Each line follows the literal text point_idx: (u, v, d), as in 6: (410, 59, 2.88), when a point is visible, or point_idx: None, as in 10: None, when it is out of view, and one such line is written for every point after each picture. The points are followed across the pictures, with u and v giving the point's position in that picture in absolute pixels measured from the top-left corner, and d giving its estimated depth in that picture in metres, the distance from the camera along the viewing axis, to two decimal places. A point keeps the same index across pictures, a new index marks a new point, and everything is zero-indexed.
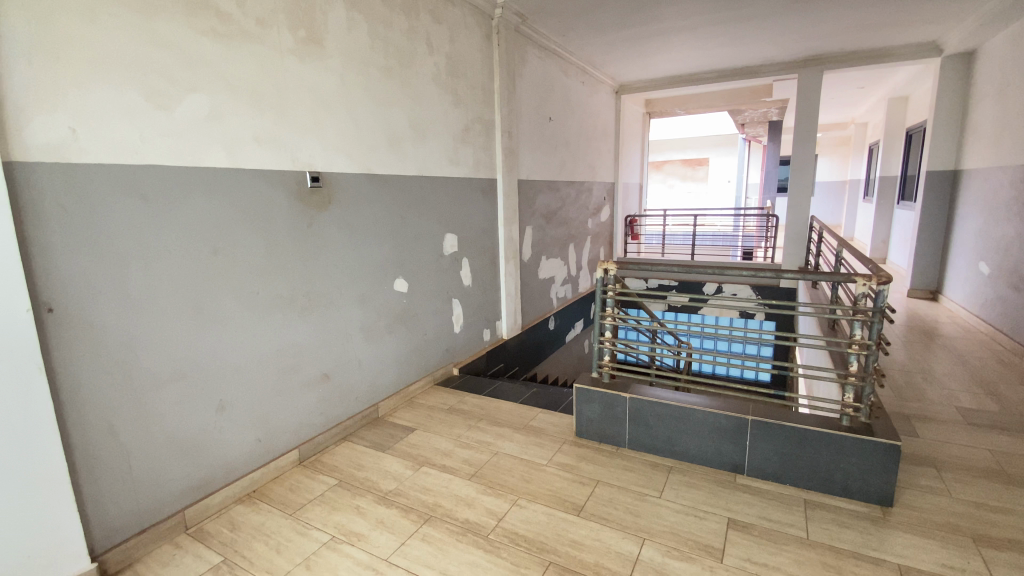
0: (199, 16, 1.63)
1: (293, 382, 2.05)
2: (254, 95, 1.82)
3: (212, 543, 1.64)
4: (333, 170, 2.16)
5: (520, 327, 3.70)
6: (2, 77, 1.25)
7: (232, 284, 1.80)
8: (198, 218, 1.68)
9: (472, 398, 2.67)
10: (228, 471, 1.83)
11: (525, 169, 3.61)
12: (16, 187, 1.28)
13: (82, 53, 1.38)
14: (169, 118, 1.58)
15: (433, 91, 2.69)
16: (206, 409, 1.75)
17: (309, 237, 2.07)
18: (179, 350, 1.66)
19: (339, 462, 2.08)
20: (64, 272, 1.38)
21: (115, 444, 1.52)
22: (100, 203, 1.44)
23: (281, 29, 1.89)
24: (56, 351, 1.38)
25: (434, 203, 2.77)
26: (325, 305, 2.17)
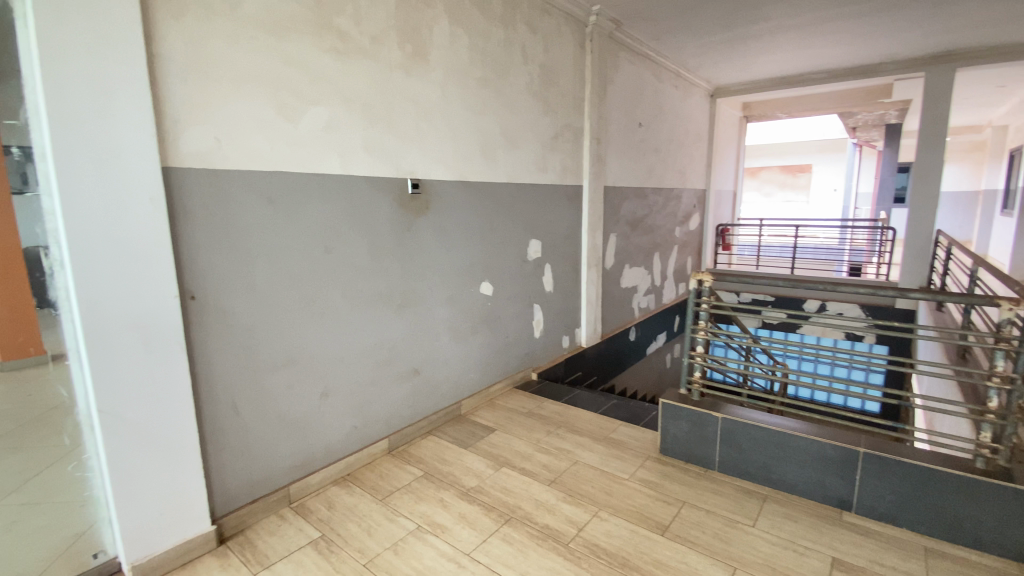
0: (322, 37, 1.79)
1: (386, 376, 2.18)
2: (365, 107, 1.96)
3: (311, 518, 1.77)
4: (431, 176, 2.27)
5: (600, 336, 3.65)
6: (166, 95, 1.45)
7: (339, 280, 1.95)
8: (314, 218, 1.84)
9: (551, 404, 2.67)
10: (327, 453, 1.98)
11: (612, 176, 3.57)
12: (172, 189, 1.49)
13: (227, 73, 1.57)
14: (293, 128, 1.75)
15: (525, 99, 2.74)
16: (312, 394, 1.90)
17: (406, 239, 2.19)
18: (292, 339, 1.82)
19: (425, 455, 2.17)
20: (205, 265, 1.58)
21: (236, 420, 1.69)
22: (235, 204, 1.63)
23: (391, 45, 2.03)
24: (196, 333, 1.57)
25: (521, 209, 2.81)
26: (418, 304, 2.28)
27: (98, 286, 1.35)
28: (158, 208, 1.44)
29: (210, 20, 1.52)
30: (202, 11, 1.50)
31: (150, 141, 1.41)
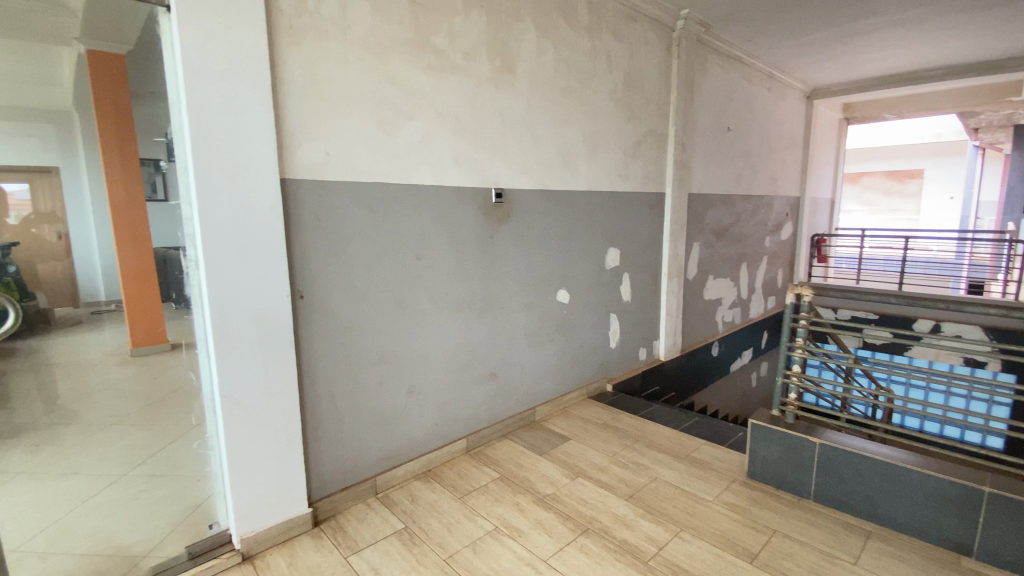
0: (419, 55, 1.90)
1: (466, 378, 2.25)
2: (456, 120, 2.05)
3: (396, 509, 1.87)
4: (514, 186, 2.33)
5: (679, 349, 3.53)
6: (285, 114, 1.61)
7: (426, 284, 2.04)
8: (406, 226, 1.95)
9: (627, 417, 2.63)
10: (410, 449, 2.08)
11: (697, 183, 3.45)
12: (287, 199, 1.64)
13: (337, 93, 1.71)
14: (392, 141, 1.87)
15: (609, 108, 2.73)
16: (399, 391, 2.01)
17: (490, 247, 2.26)
18: (383, 339, 1.94)
19: (501, 458, 2.21)
20: (313, 268, 1.72)
21: (333, 411, 1.83)
22: (339, 212, 1.76)
23: (481, 60, 2.11)
24: (302, 330, 1.72)
25: (601, 217, 2.80)
26: (499, 310, 2.34)
27: (225, 285, 1.51)
28: (276, 215, 1.59)
29: (324, 44, 1.66)
30: (317, 37, 1.65)
31: (271, 156, 1.57)
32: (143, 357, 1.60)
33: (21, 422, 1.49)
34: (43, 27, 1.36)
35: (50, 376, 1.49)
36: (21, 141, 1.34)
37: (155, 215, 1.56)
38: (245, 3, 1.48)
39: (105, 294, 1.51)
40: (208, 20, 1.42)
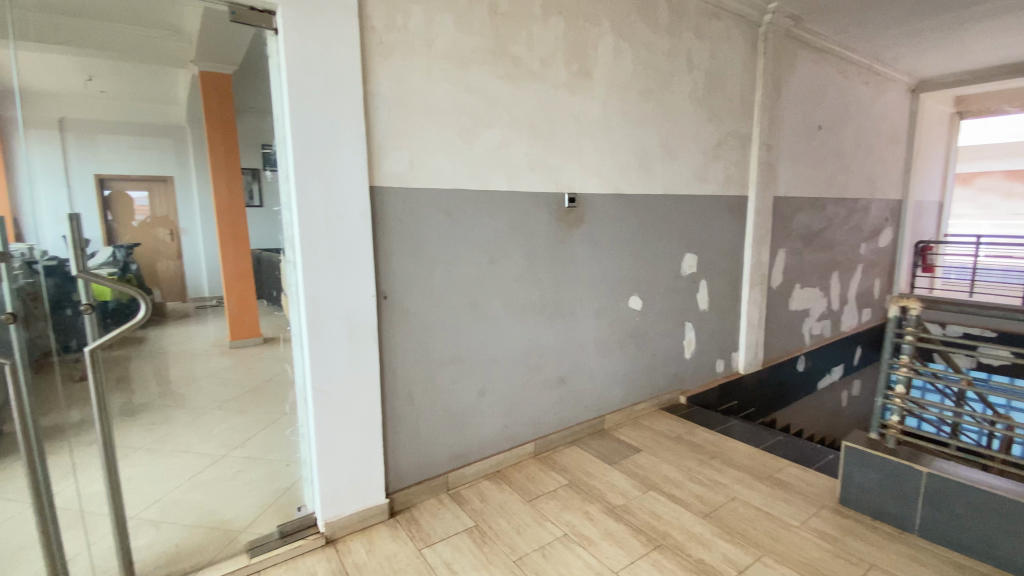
0: (499, 63, 1.95)
1: (537, 382, 2.26)
2: (533, 126, 2.08)
3: (466, 507, 1.92)
4: (589, 190, 2.31)
5: (760, 363, 3.34)
6: (375, 125, 1.71)
7: (500, 288, 2.08)
8: (483, 231, 2.00)
9: (703, 431, 2.52)
10: (481, 449, 2.12)
11: (783, 186, 3.25)
12: (375, 205, 1.74)
13: (422, 103, 1.79)
14: (471, 149, 1.92)
15: (689, 109, 2.65)
16: (471, 391, 2.06)
17: (562, 252, 2.26)
18: (458, 340, 2.00)
19: (569, 465, 2.20)
20: (396, 270, 1.81)
21: (410, 408, 1.90)
22: (420, 217, 1.84)
23: (559, 66, 2.12)
24: (385, 329, 1.81)
25: (678, 222, 2.71)
26: (570, 315, 2.34)
27: (318, 285, 1.62)
28: (365, 221, 1.69)
29: (411, 57, 1.75)
30: (405, 51, 1.74)
31: (361, 164, 1.67)
32: (240, 347, 1.79)
33: (141, 402, 1.78)
34: (167, 50, 1.55)
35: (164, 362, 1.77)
36: (140, 156, 1.52)
37: (253, 219, 1.69)
38: (343, 22, 1.58)
39: (209, 289, 1.70)
40: (310, 40, 1.54)
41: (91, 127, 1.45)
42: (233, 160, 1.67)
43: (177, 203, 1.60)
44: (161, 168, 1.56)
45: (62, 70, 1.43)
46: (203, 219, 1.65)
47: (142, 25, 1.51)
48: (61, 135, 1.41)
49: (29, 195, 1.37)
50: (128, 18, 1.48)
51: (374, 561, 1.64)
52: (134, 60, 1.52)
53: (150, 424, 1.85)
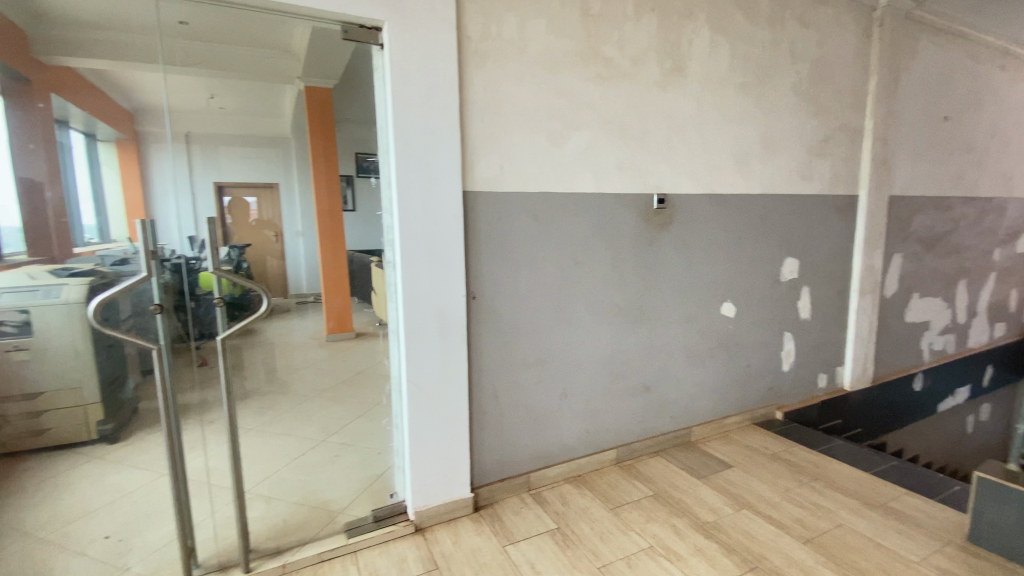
0: (590, 65, 1.94)
1: (621, 388, 2.22)
2: (623, 127, 2.04)
3: (548, 508, 1.92)
4: (679, 191, 2.24)
5: (869, 379, 3.04)
6: (469, 131, 1.76)
7: (585, 291, 2.07)
8: (570, 234, 2.00)
9: (802, 450, 2.34)
10: (563, 452, 2.12)
11: (899, 185, 2.94)
12: (468, 209, 1.80)
13: (513, 108, 1.82)
14: (560, 152, 1.93)
15: (791, 103, 2.47)
16: (554, 394, 2.06)
17: (650, 255, 2.20)
18: (543, 343, 2.01)
19: (654, 475, 2.14)
20: (485, 272, 1.86)
21: (495, 406, 1.95)
22: (510, 220, 1.88)
23: (651, 65, 2.07)
24: (473, 329, 1.86)
25: (777, 224, 2.54)
26: (657, 321, 2.27)
27: (415, 285, 1.71)
28: (458, 224, 1.76)
29: (504, 64, 1.79)
30: (499, 58, 1.78)
31: (456, 169, 1.73)
32: (333, 342, 1.87)
33: (252, 387, 1.82)
34: (275, 68, 1.65)
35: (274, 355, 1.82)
36: (247, 164, 1.65)
37: (351, 223, 1.84)
38: (442, 34, 1.66)
39: (308, 286, 1.79)
40: (413, 53, 1.62)
41: (212, 138, 1.59)
42: (334, 164, 1.77)
43: (281, 207, 1.72)
44: (270, 176, 1.69)
45: (190, 87, 1.57)
46: (304, 215, 1.75)
47: (260, 46, 1.63)
48: (187, 147, 1.56)
49: (166, 203, 1.55)
50: (248, 43, 1.62)
51: (461, 552, 1.69)
52: (250, 77, 1.63)
53: (262, 408, 1.87)
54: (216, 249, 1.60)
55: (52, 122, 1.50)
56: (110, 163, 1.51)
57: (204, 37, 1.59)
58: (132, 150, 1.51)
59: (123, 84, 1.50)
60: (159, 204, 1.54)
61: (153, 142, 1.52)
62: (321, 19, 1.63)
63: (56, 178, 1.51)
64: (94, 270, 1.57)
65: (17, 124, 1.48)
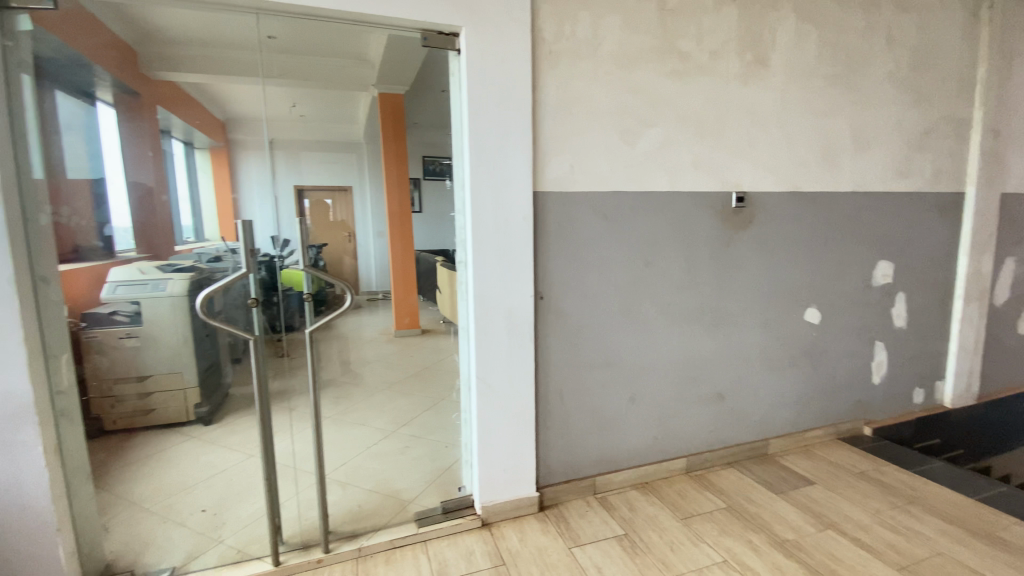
0: (665, 60, 1.89)
1: (692, 395, 2.14)
2: (699, 124, 1.97)
3: (615, 514, 1.89)
4: (759, 189, 2.12)
5: (974, 396, 2.75)
6: (542, 132, 1.77)
7: (656, 294, 2.02)
8: (641, 234, 1.96)
9: (894, 470, 2.16)
10: (630, 458, 2.08)
11: (1015, 180, 2.63)
12: (539, 209, 1.80)
13: (586, 107, 1.81)
14: (633, 150, 1.89)
15: (887, 93, 2.28)
16: (622, 398, 2.03)
17: (726, 257, 2.11)
18: (611, 345, 1.98)
19: (727, 487, 2.05)
20: (554, 272, 1.86)
21: (562, 407, 1.94)
22: (581, 221, 1.87)
23: (730, 58, 1.98)
24: (542, 329, 1.87)
25: (869, 225, 2.36)
26: (732, 326, 2.17)
27: (486, 285, 1.74)
28: (528, 224, 1.77)
29: (578, 63, 1.78)
30: (573, 57, 1.77)
31: (528, 170, 1.74)
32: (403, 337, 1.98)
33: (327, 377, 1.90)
34: (354, 76, 1.79)
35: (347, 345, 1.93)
36: (320, 164, 1.78)
37: (426, 223, 1.90)
38: (517, 34, 1.67)
39: (377, 285, 1.88)
40: (489, 55, 1.65)
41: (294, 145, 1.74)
42: (403, 167, 1.88)
43: (353, 204, 1.85)
44: (344, 177, 1.83)
45: (273, 97, 1.69)
46: (375, 218, 1.88)
47: (343, 55, 1.76)
48: (272, 153, 1.69)
49: (250, 204, 1.66)
50: (325, 55, 1.74)
51: (527, 550, 1.70)
52: (327, 84, 1.77)
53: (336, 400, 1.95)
54: (304, 249, 1.72)
55: (158, 132, 1.62)
56: (206, 168, 1.67)
57: (287, 49, 1.70)
58: (224, 155, 1.67)
59: (223, 97, 1.66)
60: (247, 207, 1.66)
61: (243, 149, 1.67)
62: (403, 28, 1.69)
63: (163, 181, 1.65)
64: (194, 266, 1.71)
65: (128, 133, 1.59)
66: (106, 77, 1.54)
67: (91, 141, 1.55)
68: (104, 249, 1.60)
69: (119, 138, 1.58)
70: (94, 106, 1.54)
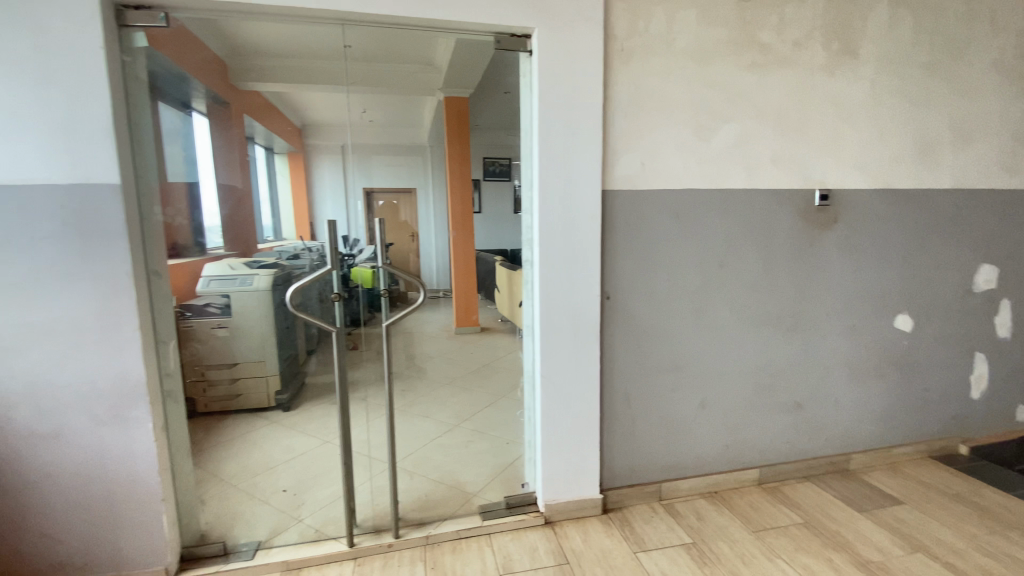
0: (744, 53, 1.81)
1: (765, 403, 2.04)
2: (779, 118, 1.88)
3: (681, 521, 1.84)
4: (845, 186, 1.99)
5: None
6: (612, 130, 1.75)
7: (729, 296, 1.94)
8: (714, 234, 1.89)
9: (998, 494, 1.96)
10: (698, 465, 2.01)
11: None
12: (608, 209, 1.78)
13: (658, 104, 1.77)
14: (707, 147, 1.83)
15: (994, 80, 2.08)
16: (690, 403, 1.97)
17: (806, 258, 1.99)
18: (679, 348, 1.92)
19: (803, 502, 1.94)
20: (622, 272, 1.83)
21: (628, 410, 1.91)
22: (651, 219, 1.83)
23: (815, 47, 1.88)
24: (609, 329, 1.85)
25: (971, 225, 2.15)
26: (811, 332, 2.05)
27: (553, 284, 1.74)
28: (596, 223, 1.75)
29: (651, 59, 1.74)
30: (646, 53, 1.74)
31: (598, 168, 1.73)
32: (460, 335, 2.07)
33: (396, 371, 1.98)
34: (423, 80, 1.88)
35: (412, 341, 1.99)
36: (391, 168, 1.87)
37: (494, 222, 1.93)
38: (590, 33, 1.66)
39: (437, 281, 1.93)
40: (560, 55, 1.65)
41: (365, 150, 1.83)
42: (466, 170, 1.96)
43: (417, 207, 1.92)
44: (411, 181, 1.91)
45: (345, 104, 1.79)
46: (436, 217, 1.94)
47: (413, 61, 1.83)
48: (345, 157, 1.79)
49: (322, 207, 1.77)
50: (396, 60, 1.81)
51: (590, 551, 1.69)
52: (399, 89, 1.85)
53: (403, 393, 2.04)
54: (370, 244, 1.81)
55: (243, 138, 1.74)
56: (284, 171, 1.80)
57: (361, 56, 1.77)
58: (300, 160, 1.78)
59: None
60: (320, 207, 1.76)
61: (317, 153, 1.78)
62: (478, 32, 1.71)
63: (248, 187, 1.76)
64: (276, 263, 1.82)
65: (218, 139, 1.71)
66: (201, 88, 1.68)
67: (188, 147, 1.67)
68: (197, 248, 1.72)
69: (211, 143, 1.70)
70: (190, 116, 1.67)
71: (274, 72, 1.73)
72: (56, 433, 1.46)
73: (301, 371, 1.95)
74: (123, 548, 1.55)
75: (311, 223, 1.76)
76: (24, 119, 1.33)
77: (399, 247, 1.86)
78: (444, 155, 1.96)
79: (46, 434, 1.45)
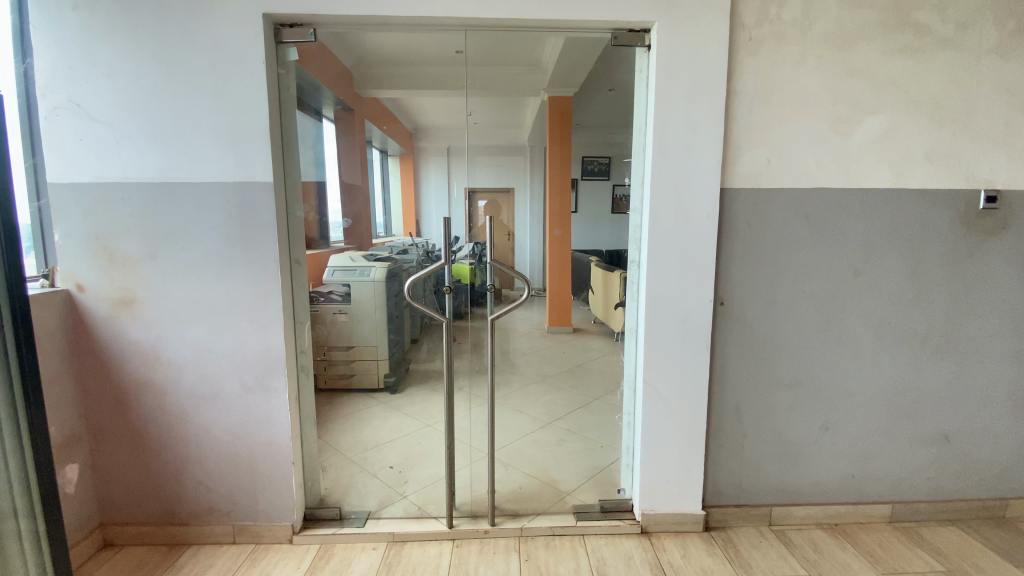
0: (894, 37, 1.61)
1: (904, 432, 1.81)
2: (936, 108, 1.65)
3: (795, 551, 1.69)
4: (1017, 186, 1.70)
5: None
6: (735, 124, 1.64)
7: (865, 308, 1.74)
8: (850, 237, 1.70)
9: None
10: (817, 492, 1.83)
11: None
12: (727, 208, 1.68)
13: (787, 97, 1.63)
14: (843, 142, 1.66)
15: None
16: (811, 424, 1.80)
17: (964, 269, 1.73)
18: (802, 361, 1.77)
19: (946, 548, 1.68)
20: (738, 276, 1.72)
21: (738, 423, 1.79)
22: (774, 220, 1.69)
23: (985, 27, 1.62)
24: (720, 336, 1.75)
25: None
26: (968, 353, 1.77)
27: (661, 286, 1.69)
28: (712, 223, 1.66)
29: (783, 48, 1.61)
30: (777, 42, 1.61)
31: (717, 166, 1.64)
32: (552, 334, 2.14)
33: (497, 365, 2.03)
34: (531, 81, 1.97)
35: (511, 336, 2.04)
36: (496, 171, 1.92)
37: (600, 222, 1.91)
38: (713, 24, 1.58)
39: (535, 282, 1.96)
40: (681, 50, 1.59)
41: (474, 148, 1.89)
42: (566, 166, 2.02)
43: (516, 207, 1.95)
44: (511, 180, 1.94)
45: (462, 106, 1.88)
46: (533, 222, 1.98)
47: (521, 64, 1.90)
48: (449, 159, 1.88)
49: (429, 210, 1.89)
50: (505, 63, 1.87)
51: (690, 568, 1.61)
52: (509, 89, 1.91)
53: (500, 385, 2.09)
54: (468, 240, 1.84)
55: (363, 142, 1.90)
56: (396, 173, 1.93)
57: (475, 59, 1.82)
58: (409, 162, 1.90)
59: None
60: (427, 207, 1.89)
61: (425, 156, 1.89)
62: (595, 28, 1.67)
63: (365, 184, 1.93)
64: (389, 256, 2.04)
65: (343, 143, 1.91)
66: (331, 98, 1.84)
67: (318, 149, 1.84)
68: (320, 236, 1.89)
69: (338, 148, 1.90)
70: (321, 122, 1.84)
71: (393, 79, 1.86)
72: (214, 395, 1.70)
73: (404, 358, 2.08)
74: (261, 501, 1.77)
75: (418, 220, 1.90)
76: (202, 127, 1.57)
77: (501, 244, 1.85)
78: (545, 154, 2.02)
79: (206, 395, 1.70)
